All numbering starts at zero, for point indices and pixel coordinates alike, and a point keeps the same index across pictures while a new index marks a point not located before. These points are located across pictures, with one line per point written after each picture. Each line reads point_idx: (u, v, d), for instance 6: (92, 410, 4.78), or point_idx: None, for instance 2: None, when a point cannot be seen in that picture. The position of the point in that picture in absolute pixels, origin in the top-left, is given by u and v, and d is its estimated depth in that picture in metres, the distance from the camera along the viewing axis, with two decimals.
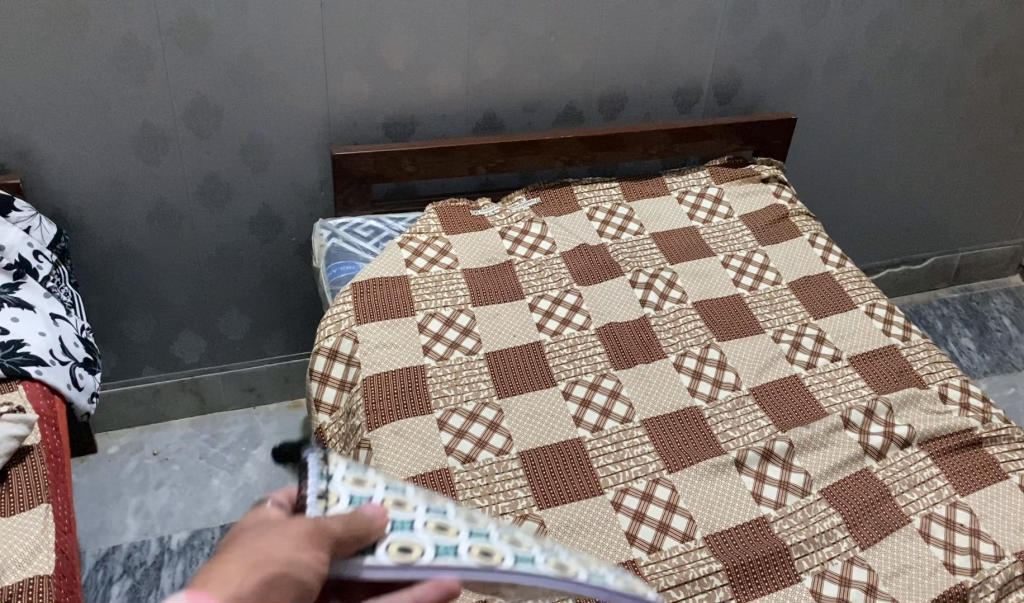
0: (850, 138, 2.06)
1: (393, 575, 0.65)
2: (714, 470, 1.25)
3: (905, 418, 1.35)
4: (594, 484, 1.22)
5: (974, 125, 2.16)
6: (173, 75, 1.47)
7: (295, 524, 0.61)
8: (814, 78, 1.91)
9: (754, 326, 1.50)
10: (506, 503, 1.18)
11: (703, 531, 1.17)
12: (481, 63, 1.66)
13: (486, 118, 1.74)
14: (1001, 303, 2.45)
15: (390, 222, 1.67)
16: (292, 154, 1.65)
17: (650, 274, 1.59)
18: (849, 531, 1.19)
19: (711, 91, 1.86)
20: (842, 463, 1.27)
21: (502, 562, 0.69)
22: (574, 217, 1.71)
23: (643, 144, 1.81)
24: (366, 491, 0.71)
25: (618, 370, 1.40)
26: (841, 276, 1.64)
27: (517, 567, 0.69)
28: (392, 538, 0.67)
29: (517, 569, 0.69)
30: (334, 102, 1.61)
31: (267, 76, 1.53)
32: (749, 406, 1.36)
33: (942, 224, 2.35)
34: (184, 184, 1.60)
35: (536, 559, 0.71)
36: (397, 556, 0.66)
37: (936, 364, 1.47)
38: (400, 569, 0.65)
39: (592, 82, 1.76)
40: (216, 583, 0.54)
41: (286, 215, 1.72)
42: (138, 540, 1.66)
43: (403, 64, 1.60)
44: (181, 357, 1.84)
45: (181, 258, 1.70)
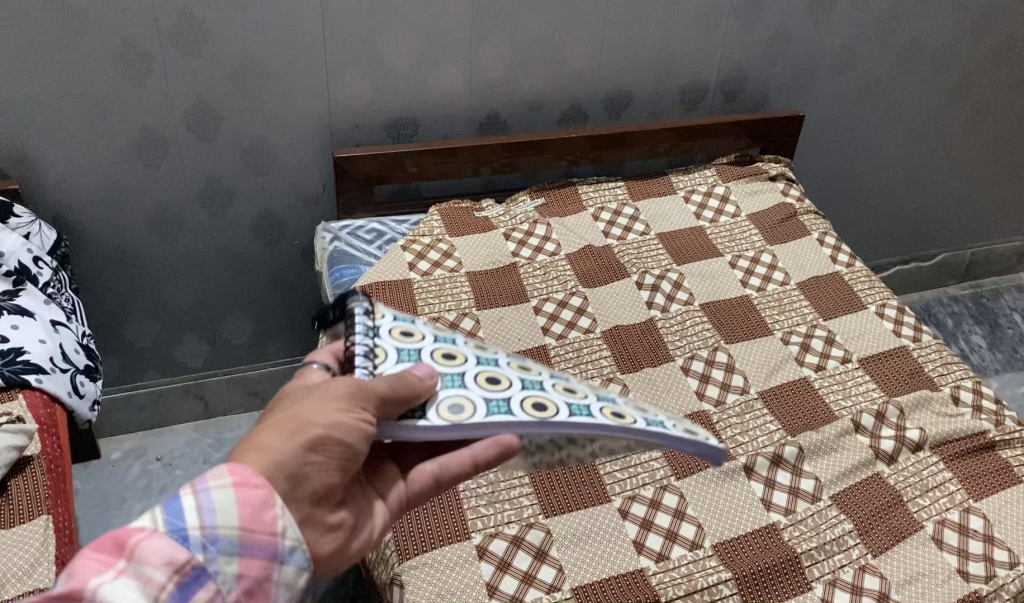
0: (859, 134, 2.03)
1: (450, 431, 0.77)
2: (723, 476, 1.23)
3: (917, 422, 1.33)
4: (601, 491, 1.20)
5: (985, 120, 2.13)
6: (173, 78, 1.46)
7: (336, 388, 0.71)
8: (822, 74, 1.89)
9: (763, 328, 1.48)
10: (511, 511, 1.16)
11: (712, 539, 1.15)
12: (484, 62, 1.63)
13: (489, 118, 1.72)
14: (1012, 299, 2.42)
15: (393, 225, 1.66)
16: (294, 156, 1.63)
17: (656, 276, 1.57)
18: (861, 538, 1.17)
19: (717, 88, 1.84)
20: (853, 468, 1.25)
21: (555, 415, 0.79)
22: (579, 217, 1.69)
23: (649, 142, 1.79)
24: (413, 347, 0.85)
25: (625, 375, 1.38)
26: (850, 276, 1.61)
27: (571, 417, 0.79)
28: (444, 397, 0.80)
29: (571, 419, 0.79)
30: (336, 104, 1.59)
31: (267, 78, 1.51)
32: (758, 410, 1.34)
33: (952, 220, 2.33)
34: (185, 188, 1.59)
35: (591, 412, 0.81)
36: (447, 413, 0.78)
37: (948, 365, 1.45)
38: (454, 425, 0.77)
39: (596, 80, 1.74)
40: (255, 455, 0.65)
41: (288, 218, 1.70)
42: None
43: (405, 64, 1.58)
44: (184, 361, 1.83)
45: (183, 262, 1.68)
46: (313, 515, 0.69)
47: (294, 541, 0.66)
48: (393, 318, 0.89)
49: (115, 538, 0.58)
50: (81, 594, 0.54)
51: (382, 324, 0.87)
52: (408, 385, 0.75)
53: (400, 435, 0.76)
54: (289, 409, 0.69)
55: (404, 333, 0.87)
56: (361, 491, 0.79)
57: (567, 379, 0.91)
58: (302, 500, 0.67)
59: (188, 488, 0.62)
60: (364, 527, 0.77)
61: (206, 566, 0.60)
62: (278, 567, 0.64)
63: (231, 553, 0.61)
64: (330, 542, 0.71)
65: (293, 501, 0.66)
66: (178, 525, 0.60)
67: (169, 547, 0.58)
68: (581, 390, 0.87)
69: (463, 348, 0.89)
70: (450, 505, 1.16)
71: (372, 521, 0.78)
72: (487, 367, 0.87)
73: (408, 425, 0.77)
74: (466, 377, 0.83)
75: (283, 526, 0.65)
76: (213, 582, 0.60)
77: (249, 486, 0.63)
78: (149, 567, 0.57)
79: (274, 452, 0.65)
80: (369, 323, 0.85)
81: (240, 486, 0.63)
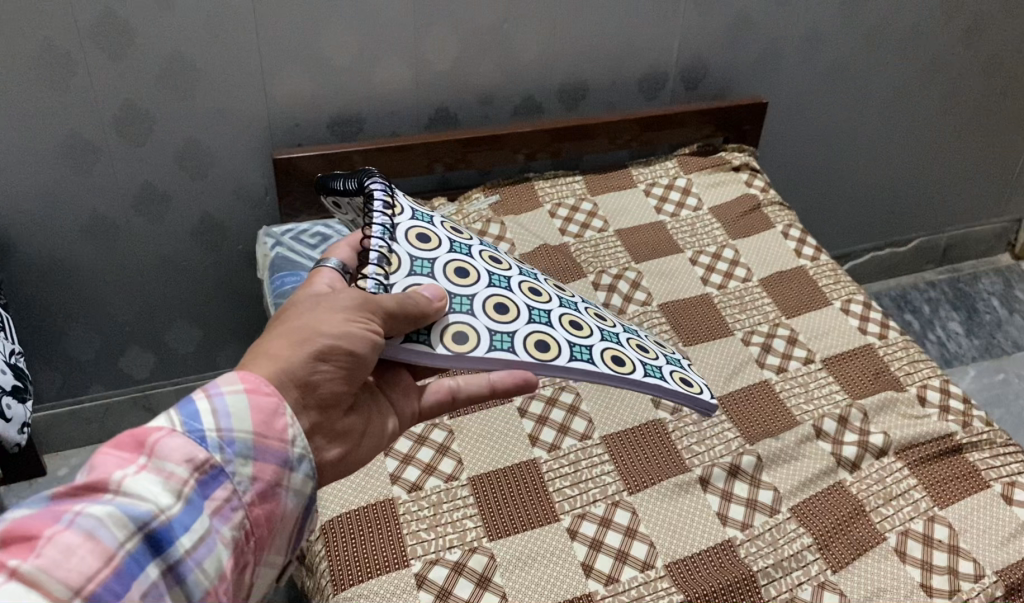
0: (827, 119, 1.97)
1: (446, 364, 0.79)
2: (677, 489, 1.17)
3: (881, 426, 1.27)
4: (549, 509, 1.14)
5: (957, 101, 2.07)
6: (98, 80, 1.38)
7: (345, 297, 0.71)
8: (786, 58, 1.82)
9: (723, 329, 1.42)
10: (454, 535, 1.10)
11: (665, 558, 1.10)
12: (430, 55, 1.56)
13: (438, 113, 1.65)
14: (989, 283, 2.37)
15: (338, 228, 1.59)
16: (233, 158, 1.56)
17: (613, 276, 1.50)
18: (820, 553, 1.11)
19: (677, 76, 1.77)
20: (815, 477, 1.20)
21: (555, 358, 0.83)
22: (535, 215, 1.62)
23: (609, 134, 1.72)
24: (427, 257, 0.87)
25: (578, 383, 1.32)
26: (815, 270, 1.56)
27: (570, 362, 0.84)
28: (452, 321, 0.82)
29: (570, 365, 0.84)
30: (274, 103, 1.52)
31: (200, 78, 1.44)
32: (715, 418, 1.28)
33: (926, 204, 2.27)
34: (119, 194, 1.52)
35: (591, 356, 0.86)
36: (452, 343, 0.80)
37: (915, 364, 1.39)
38: (456, 357, 0.79)
39: (550, 71, 1.67)
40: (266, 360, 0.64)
41: (231, 222, 1.64)
42: None
43: (345, 60, 1.51)
44: (130, 372, 1.77)
45: (122, 270, 1.61)
46: (323, 421, 0.68)
47: (304, 449, 0.64)
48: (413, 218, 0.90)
49: (133, 435, 0.56)
50: (104, 485, 0.53)
51: (397, 226, 0.88)
52: (415, 307, 0.76)
53: (408, 356, 0.78)
54: (298, 319, 0.67)
55: (420, 238, 0.88)
56: (369, 396, 0.78)
57: (573, 307, 0.94)
58: (312, 406, 0.65)
59: (203, 393, 0.60)
60: (372, 435, 0.75)
61: (221, 468, 0.58)
62: (290, 474, 0.62)
63: (247, 456, 0.59)
64: (337, 449, 0.70)
65: (303, 409, 0.65)
66: (194, 426, 0.58)
67: (188, 446, 0.57)
68: (585, 324, 0.91)
69: (479, 260, 0.91)
70: (389, 531, 1.10)
71: (382, 428, 0.77)
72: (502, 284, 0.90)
73: (417, 346, 0.78)
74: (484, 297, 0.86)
75: (294, 434, 0.63)
76: (229, 483, 0.58)
77: (261, 394, 0.61)
78: (167, 461, 0.55)
79: (282, 360, 0.64)
80: (387, 222, 0.87)
81: (253, 392, 0.61)
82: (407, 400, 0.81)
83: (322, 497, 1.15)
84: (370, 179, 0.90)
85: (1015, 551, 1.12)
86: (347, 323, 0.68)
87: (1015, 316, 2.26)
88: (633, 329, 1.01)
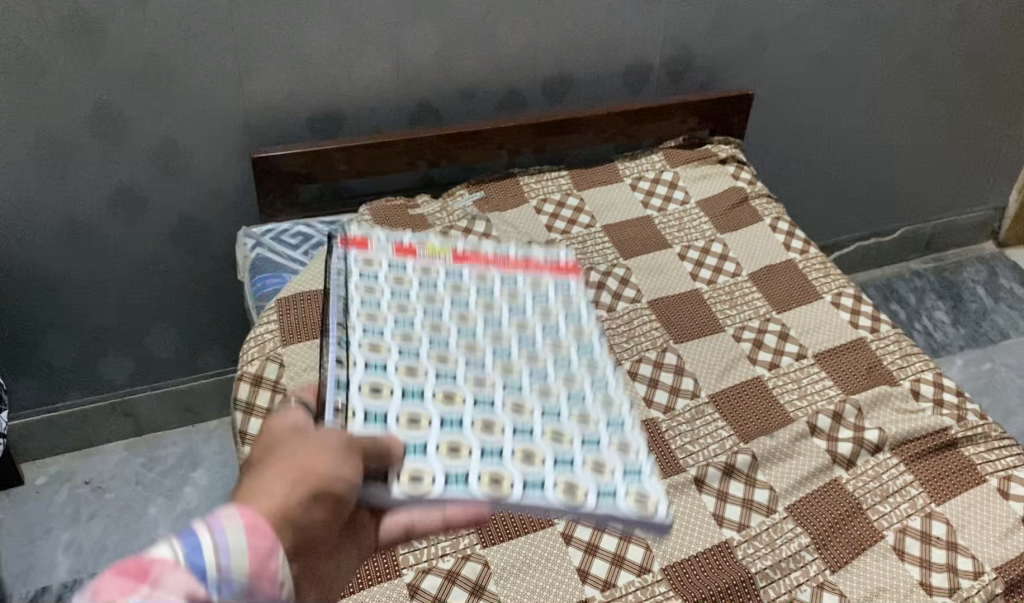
0: (811, 110, 1.95)
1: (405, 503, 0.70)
2: (672, 490, 1.15)
3: (875, 421, 1.26)
4: (543, 514, 1.12)
5: (941, 90, 2.06)
6: (69, 81, 1.34)
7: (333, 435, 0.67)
8: (771, 49, 1.80)
9: (714, 326, 1.40)
10: (446, 543, 1.08)
11: (661, 561, 1.08)
12: (411, 50, 1.53)
13: (420, 108, 1.62)
14: (974, 272, 2.37)
15: (320, 227, 1.55)
16: (210, 158, 1.52)
17: (602, 272, 1.48)
18: (818, 553, 1.10)
19: (662, 68, 1.75)
20: (810, 475, 1.18)
21: (509, 494, 0.72)
22: (520, 211, 1.60)
23: (593, 128, 1.70)
24: (383, 409, 0.76)
25: None
26: (804, 263, 1.54)
27: (525, 499, 0.72)
28: (409, 466, 0.72)
29: (523, 502, 0.72)
30: (252, 101, 1.48)
31: (175, 76, 1.40)
32: (709, 416, 1.26)
33: (911, 194, 2.26)
34: (94, 197, 1.48)
35: (547, 484, 0.74)
36: (409, 485, 0.70)
37: (907, 357, 1.38)
38: (412, 500, 0.70)
39: (533, 65, 1.64)
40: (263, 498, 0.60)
41: (210, 224, 1.60)
42: (70, 579, 1.56)
43: (325, 55, 1.48)
44: (109, 378, 1.73)
45: (98, 275, 1.57)
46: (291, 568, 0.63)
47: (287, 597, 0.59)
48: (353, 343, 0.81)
49: (137, 566, 0.50)
50: None
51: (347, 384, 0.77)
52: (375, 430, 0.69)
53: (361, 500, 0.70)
54: (294, 459, 0.64)
55: (375, 390, 0.78)
56: None
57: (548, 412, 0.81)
58: (292, 548, 0.61)
59: (202, 524, 0.54)
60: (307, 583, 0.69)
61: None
62: None
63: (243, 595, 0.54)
64: None
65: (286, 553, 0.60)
66: (197, 560, 0.52)
67: (191, 581, 0.51)
68: (557, 434, 0.79)
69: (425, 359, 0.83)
70: None
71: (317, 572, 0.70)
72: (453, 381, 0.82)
73: (376, 489, 0.70)
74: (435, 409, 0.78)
75: (283, 577, 0.58)
76: None
77: (259, 533, 0.56)
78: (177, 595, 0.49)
79: (278, 499, 0.60)
80: (339, 376, 0.77)
81: (252, 530, 0.56)
82: (354, 538, 0.75)
83: None
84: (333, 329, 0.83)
85: (1013, 547, 1.11)
86: (334, 462, 0.65)
87: (1000, 305, 2.26)
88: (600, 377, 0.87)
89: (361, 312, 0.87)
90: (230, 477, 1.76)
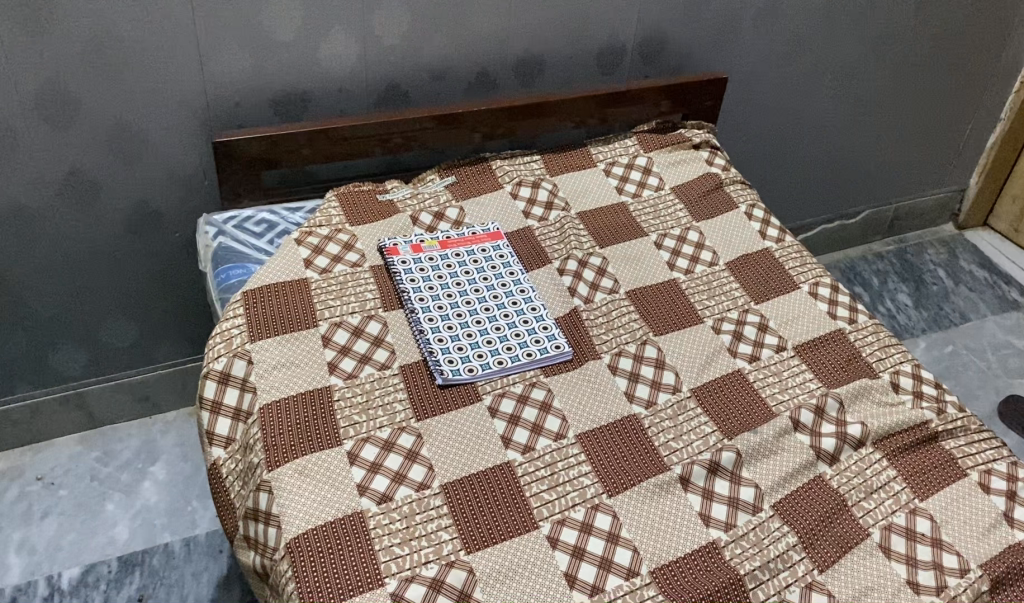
0: (782, 93, 1.93)
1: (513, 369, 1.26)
2: (657, 490, 1.13)
3: (858, 415, 1.25)
4: (528, 517, 1.09)
5: (909, 72, 2.05)
6: (15, 58, 1.25)
7: None
8: (744, 30, 1.77)
9: (692, 317, 1.38)
10: (429, 549, 1.04)
11: (650, 564, 1.05)
12: (379, 28, 1.46)
13: (389, 90, 1.55)
14: (935, 254, 2.40)
15: (285, 214, 1.49)
16: (168, 141, 1.44)
17: (579, 261, 1.45)
18: (806, 552, 1.09)
19: (635, 50, 1.71)
20: (795, 472, 1.17)
21: (492, 356, 1.27)
22: (494, 197, 1.55)
23: (567, 111, 1.65)
24: (484, 363, 1.25)
25: (550, 378, 1.26)
26: (781, 252, 1.53)
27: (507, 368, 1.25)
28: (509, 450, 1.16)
29: (492, 357, 1.27)
30: (212, 82, 1.41)
31: (130, 55, 1.32)
32: (691, 411, 1.24)
33: (876, 177, 2.26)
34: (44, 182, 1.40)
35: (491, 355, 1.27)
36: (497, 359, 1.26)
37: (886, 348, 1.37)
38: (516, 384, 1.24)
39: (505, 45, 1.59)
40: None
41: (167, 209, 1.52)
42: (23, 582, 1.49)
43: (289, 34, 1.40)
44: (60, 370, 1.65)
45: (49, 263, 1.49)
46: None
47: None
48: (440, 352, 1.26)
49: None
50: None
51: (440, 354, 1.25)
52: None
53: None
54: None
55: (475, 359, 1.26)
56: None
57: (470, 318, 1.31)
58: None
59: None
60: None
61: None
62: None
63: None
64: None
65: None
66: None
67: None
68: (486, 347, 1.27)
69: (499, 313, 1.33)
70: (360, 548, 1.03)
71: None
72: (516, 271, 1.41)
73: None
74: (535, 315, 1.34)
75: None
76: None
77: None
78: None
79: None
80: (464, 357, 1.26)
81: None
82: None
83: (284, 511, 1.07)
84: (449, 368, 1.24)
85: (996, 542, 1.11)
86: None
87: (961, 287, 2.28)
88: (458, 332, 1.29)
89: (434, 334, 1.28)
90: (190, 471, 1.70)
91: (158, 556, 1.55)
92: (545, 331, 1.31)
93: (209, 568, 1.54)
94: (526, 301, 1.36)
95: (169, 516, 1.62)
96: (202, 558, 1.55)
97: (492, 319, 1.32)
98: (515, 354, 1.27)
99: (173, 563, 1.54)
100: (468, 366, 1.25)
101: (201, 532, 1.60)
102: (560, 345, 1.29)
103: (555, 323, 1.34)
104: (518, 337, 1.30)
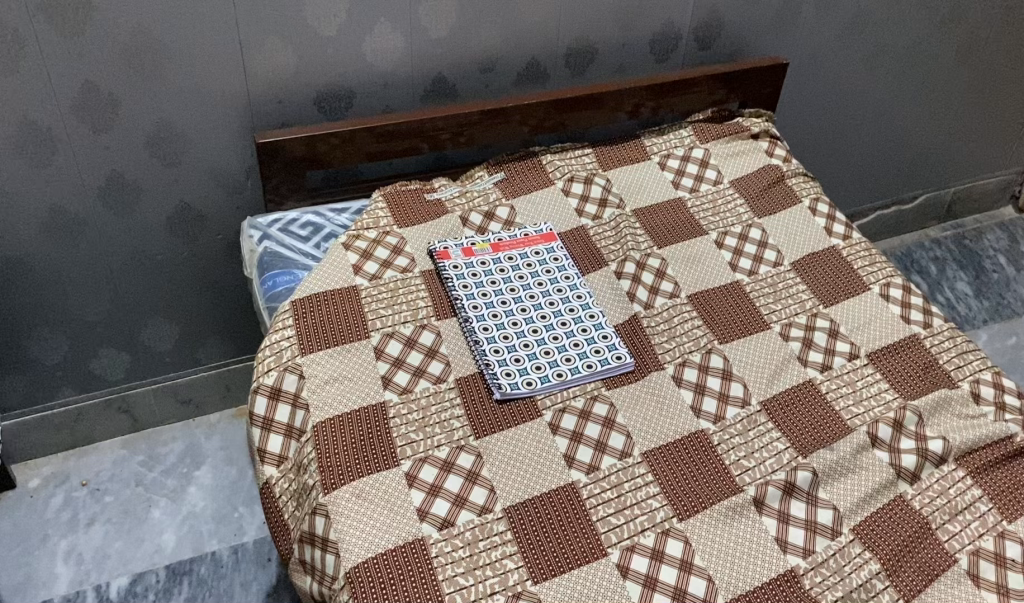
0: (841, 77, 1.84)
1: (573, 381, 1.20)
2: (730, 514, 1.08)
3: (938, 428, 1.19)
4: (595, 543, 1.04)
5: (974, 52, 1.96)
6: (52, 61, 1.21)
7: None
8: (804, 13, 1.68)
9: (758, 323, 1.32)
10: (495, 579, 0.99)
11: (725, 594, 1.00)
12: (426, 21, 1.40)
13: (435, 84, 1.49)
14: (995, 240, 2.31)
15: (331, 216, 1.44)
16: (210, 142, 1.39)
17: (637, 262, 1.39)
18: (890, 580, 1.03)
19: (691, 36, 1.63)
20: (874, 493, 1.11)
21: (552, 369, 1.21)
22: (545, 194, 1.49)
23: (619, 102, 1.58)
24: (544, 375, 1.20)
25: (612, 391, 1.20)
26: (849, 250, 1.46)
27: (568, 380, 1.20)
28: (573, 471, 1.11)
29: (551, 370, 1.21)
30: (254, 80, 1.35)
31: (169, 54, 1.27)
32: (762, 426, 1.18)
33: (934, 161, 2.17)
34: (83, 187, 1.35)
35: (551, 367, 1.21)
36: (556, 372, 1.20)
37: (965, 355, 1.30)
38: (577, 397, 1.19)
39: (556, 34, 1.51)
40: None
41: (208, 211, 1.48)
42: (71, 592, 1.47)
43: (332, 29, 1.34)
44: (103, 374, 1.61)
45: (90, 268, 1.46)
46: None
47: None
48: (497, 365, 1.20)
49: None
50: None
51: (495, 366, 1.20)
52: None
53: None
54: None
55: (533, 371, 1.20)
56: None
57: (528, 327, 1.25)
58: None
59: None
60: None
61: None
62: None
63: None
64: None
65: None
66: None
67: None
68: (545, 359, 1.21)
69: (557, 323, 1.27)
70: (423, 578, 0.99)
71: None
72: (572, 276, 1.35)
73: None
74: (595, 324, 1.28)
75: None
76: None
77: None
78: None
79: None
80: (522, 369, 1.20)
81: None
82: None
83: (342, 538, 1.03)
84: (506, 381, 1.19)
85: None
86: None
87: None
88: (513, 343, 1.24)
89: (490, 345, 1.23)
90: (236, 475, 1.67)
91: (206, 565, 1.52)
92: (605, 340, 1.25)
93: (258, 578, 1.51)
94: (585, 309, 1.30)
95: (216, 523, 1.59)
96: (251, 567, 1.53)
97: (550, 328, 1.27)
98: (575, 366, 1.21)
99: (222, 572, 1.51)
100: (527, 379, 1.19)
101: (248, 539, 1.57)
102: (621, 356, 1.23)
103: (615, 331, 1.28)
104: (578, 349, 1.24)
